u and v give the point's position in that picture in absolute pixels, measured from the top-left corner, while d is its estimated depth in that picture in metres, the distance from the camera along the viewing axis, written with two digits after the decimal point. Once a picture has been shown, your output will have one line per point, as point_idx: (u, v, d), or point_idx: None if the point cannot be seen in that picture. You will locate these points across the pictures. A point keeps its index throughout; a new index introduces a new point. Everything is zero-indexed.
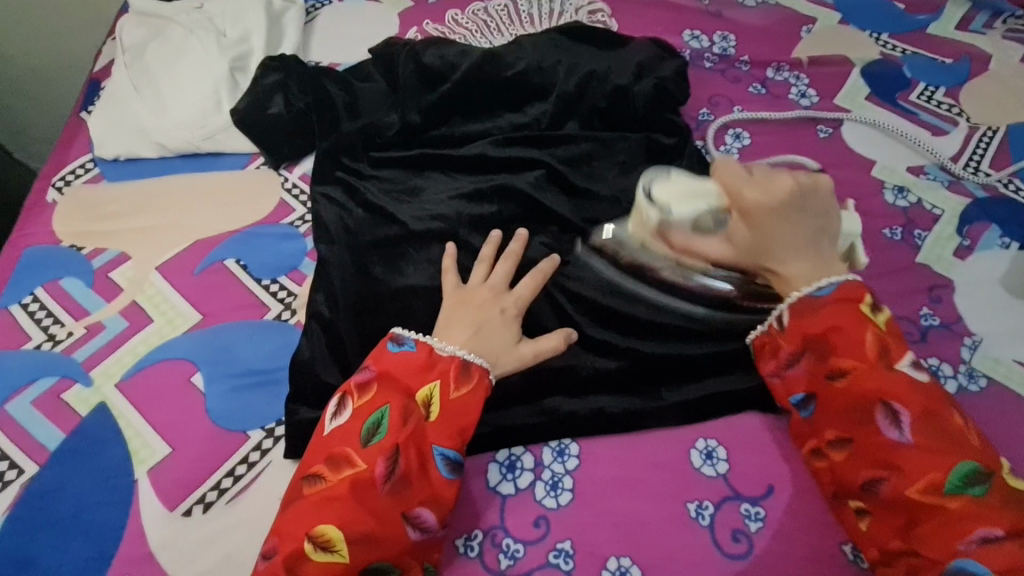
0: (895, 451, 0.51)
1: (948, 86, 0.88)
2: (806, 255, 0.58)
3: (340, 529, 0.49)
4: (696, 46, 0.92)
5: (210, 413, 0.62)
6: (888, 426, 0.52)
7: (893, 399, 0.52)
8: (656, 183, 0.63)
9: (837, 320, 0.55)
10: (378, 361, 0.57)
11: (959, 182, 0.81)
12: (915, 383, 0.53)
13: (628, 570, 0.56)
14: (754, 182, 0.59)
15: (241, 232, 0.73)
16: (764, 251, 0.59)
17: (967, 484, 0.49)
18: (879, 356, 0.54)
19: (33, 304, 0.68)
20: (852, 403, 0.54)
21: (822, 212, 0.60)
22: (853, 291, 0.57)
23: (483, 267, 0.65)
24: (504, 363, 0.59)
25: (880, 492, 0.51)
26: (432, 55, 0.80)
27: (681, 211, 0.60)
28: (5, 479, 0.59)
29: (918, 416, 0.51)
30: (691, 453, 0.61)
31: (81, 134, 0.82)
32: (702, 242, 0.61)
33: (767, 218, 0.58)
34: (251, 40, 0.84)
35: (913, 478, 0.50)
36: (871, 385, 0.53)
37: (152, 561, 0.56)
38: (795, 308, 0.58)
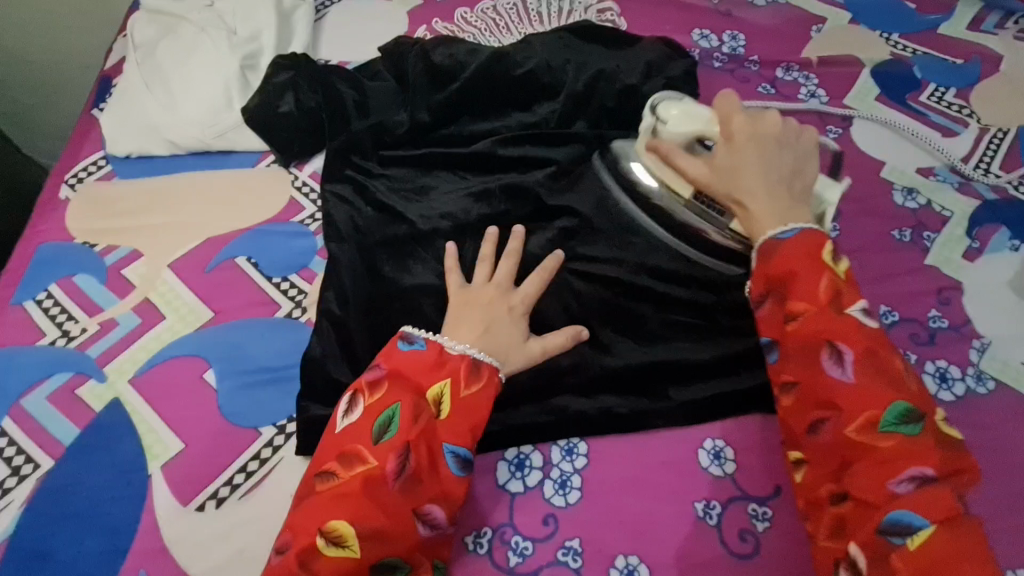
0: (837, 392, 0.49)
1: (959, 87, 0.88)
2: (775, 191, 0.56)
3: (352, 525, 0.49)
4: (705, 46, 0.92)
5: (222, 410, 0.63)
6: (832, 366, 0.49)
7: (839, 339, 0.49)
8: (664, 101, 0.66)
9: (793, 262, 0.52)
10: (388, 358, 0.56)
11: (969, 184, 0.80)
12: (863, 326, 0.50)
13: (635, 568, 0.56)
14: (747, 113, 0.60)
15: (251, 230, 0.74)
16: (737, 174, 0.58)
17: (903, 423, 0.47)
18: (832, 300, 0.51)
19: (47, 300, 0.69)
20: (801, 345, 0.51)
21: (802, 157, 0.59)
22: (812, 240, 0.53)
23: (486, 264, 0.65)
24: (513, 360, 0.60)
25: (823, 436, 0.49)
26: (442, 54, 0.80)
27: (674, 127, 0.63)
28: (22, 473, 0.60)
29: (861, 356, 0.49)
30: (699, 453, 0.61)
31: (93, 131, 0.83)
32: (683, 157, 0.61)
33: (748, 144, 0.58)
34: (262, 38, 0.84)
35: (851, 420, 0.48)
36: (820, 328, 0.50)
37: (166, 555, 0.56)
38: (760, 250, 0.54)
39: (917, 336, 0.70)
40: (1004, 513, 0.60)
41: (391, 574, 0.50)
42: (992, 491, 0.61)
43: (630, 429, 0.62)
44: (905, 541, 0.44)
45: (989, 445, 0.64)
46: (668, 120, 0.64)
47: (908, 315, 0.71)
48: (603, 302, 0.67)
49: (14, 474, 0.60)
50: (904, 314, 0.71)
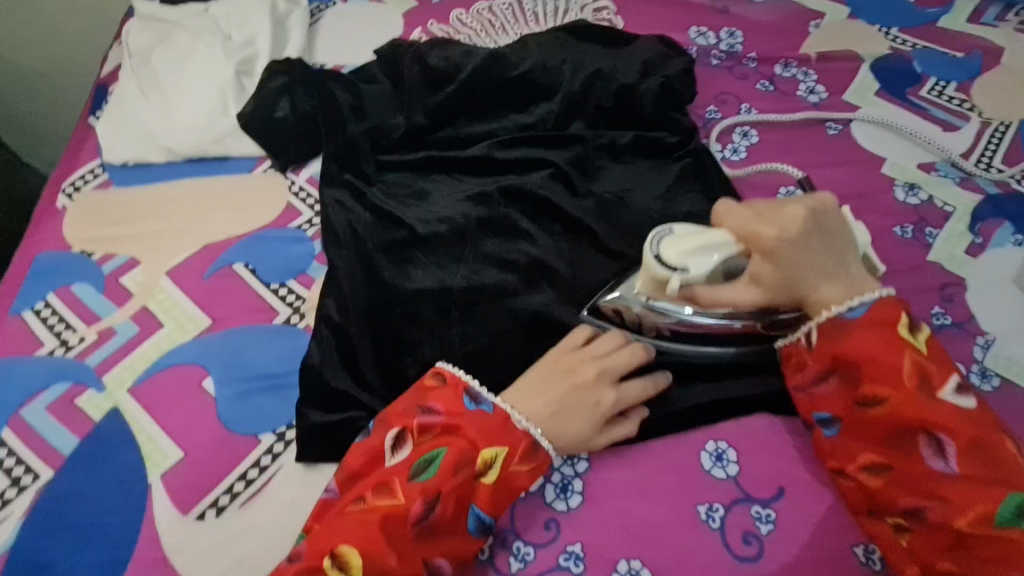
0: (940, 481, 0.50)
1: (959, 81, 0.87)
2: (838, 275, 0.57)
3: (361, 557, 0.49)
4: (702, 43, 0.91)
5: (222, 418, 0.63)
6: (932, 455, 0.50)
7: (940, 429, 0.50)
8: (664, 241, 0.60)
9: (871, 347, 0.54)
10: (448, 407, 0.55)
11: (971, 179, 0.80)
12: (959, 410, 0.51)
13: (638, 572, 0.56)
14: (765, 217, 0.57)
15: (248, 236, 0.73)
16: (793, 284, 0.57)
17: (1021, 517, 0.47)
18: (919, 385, 0.52)
19: (45, 310, 0.69)
20: (894, 429, 0.52)
21: (839, 233, 0.58)
22: (890, 312, 0.55)
23: (612, 345, 0.61)
24: (570, 448, 0.57)
25: (925, 517, 0.50)
26: (437, 56, 0.80)
27: (699, 266, 0.58)
28: (21, 484, 0.60)
29: (965, 447, 0.49)
30: (701, 455, 0.60)
31: (90, 139, 0.83)
32: (730, 291, 0.58)
33: (790, 251, 0.57)
34: (257, 43, 0.84)
35: (961, 509, 0.48)
36: (912, 414, 0.51)
37: (166, 564, 0.56)
38: (824, 333, 0.56)
39: None
40: None
41: None
42: None
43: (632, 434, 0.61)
44: None
45: None
46: (690, 265, 0.58)
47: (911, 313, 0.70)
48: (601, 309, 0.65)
49: (14, 485, 0.60)
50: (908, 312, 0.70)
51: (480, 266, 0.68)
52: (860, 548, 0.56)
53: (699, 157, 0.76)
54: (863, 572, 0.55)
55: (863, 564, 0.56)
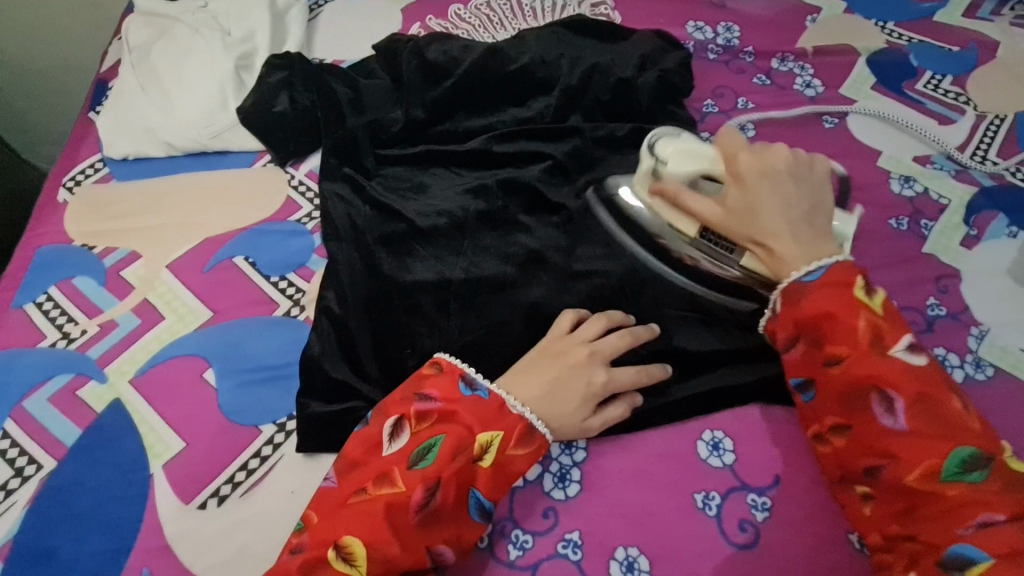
0: (889, 440, 0.47)
1: (955, 74, 0.88)
2: (799, 228, 0.55)
3: (365, 547, 0.49)
4: (699, 38, 0.92)
5: (223, 408, 0.63)
6: (883, 413, 0.48)
7: (889, 386, 0.48)
8: (662, 138, 0.65)
9: (827, 305, 0.51)
10: (444, 393, 0.56)
11: (966, 172, 0.80)
12: (909, 367, 0.48)
13: (636, 559, 0.56)
14: (753, 149, 0.59)
15: (248, 229, 0.74)
16: (753, 216, 0.57)
17: (966, 471, 0.45)
18: (873, 343, 0.49)
19: (47, 303, 0.70)
20: (849, 388, 0.49)
21: (815, 191, 0.58)
22: (843, 274, 0.52)
23: (603, 325, 0.62)
24: (565, 431, 0.58)
25: (881, 478, 0.48)
26: (436, 51, 0.80)
27: (677, 168, 0.63)
28: (25, 474, 0.60)
29: (913, 402, 0.47)
30: (698, 444, 0.61)
31: (90, 134, 0.83)
32: (692, 199, 0.61)
33: (761, 181, 0.57)
34: (256, 38, 0.85)
35: (910, 466, 0.46)
36: (865, 372, 0.49)
37: (169, 553, 0.57)
38: (785, 297, 0.53)
39: (914, 324, 0.70)
40: None
41: None
42: None
43: (630, 424, 0.62)
44: None
45: None
46: (669, 161, 0.64)
47: (907, 304, 0.71)
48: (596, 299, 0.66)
49: (17, 475, 0.60)
50: (903, 303, 0.71)
51: (478, 258, 0.69)
52: (855, 534, 0.57)
53: None
54: (858, 558, 0.56)
55: (857, 551, 0.56)
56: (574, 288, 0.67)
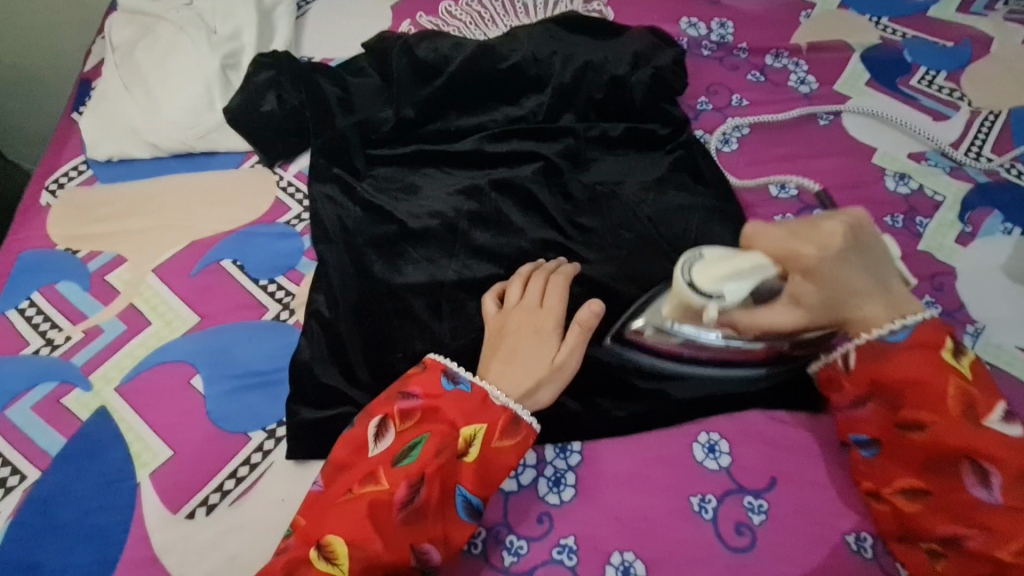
0: (981, 511, 0.48)
1: (949, 70, 0.87)
2: (880, 293, 0.55)
3: (348, 545, 0.48)
4: (693, 34, 0.91)
5: (211, 415, 0.62)
6: (975, 484, 0.48)
7: (984, 458, 0.48)
8: (697, 266, 0.55)
9: (914, 372, 0.51)
10: (426, 389, 0.55)
11: (961, 168, 0.80)
12: (1008, 440, 0.48)
13: (631, 564, 0.56)
14: (803, 235, 0.55)
15: (236, 232, 0.72)
16: (838, 302, 0.54)
17: None
18: (963, 411, 0.50)
19: (30, 309, 0.68)
20: (935, 454, 0.50)
21: (876, 247, 0.56)
22: (929, 332, 0.52)
23: (517, 284, 0.63)
24: (549, 382, 0.57)
25: (964, 547, 0.48)
26: (426, 48, 0.79)
27: (736, 294, 0.53)
28: (8, 485, 0.59)
29: (1013, 478, 0.47)
30: (693, 447, 0.60)
31: (74, 135, 0.81)
32: (769, 313, 0.55)
33: (830, 268, 0.54)
34: (243, 36, 0.83)
35: (1004, 541, 0.47)
36: (953, 442, 0.49)
37: (157, 564, 0.56)
38: (869, 358, 0.54)
39: None
40: None
41: None
42: None
43: (624, 426, 0.61)
44: None
45: None
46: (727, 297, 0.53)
47: None
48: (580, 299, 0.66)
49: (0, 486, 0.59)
50: None
51: (471, 259, 0.68)
52: (852, 536, 0.56)
53: (692, 148, 0.76)
54: (856, 561, 0.56)
55: (855, 552, 0.56)
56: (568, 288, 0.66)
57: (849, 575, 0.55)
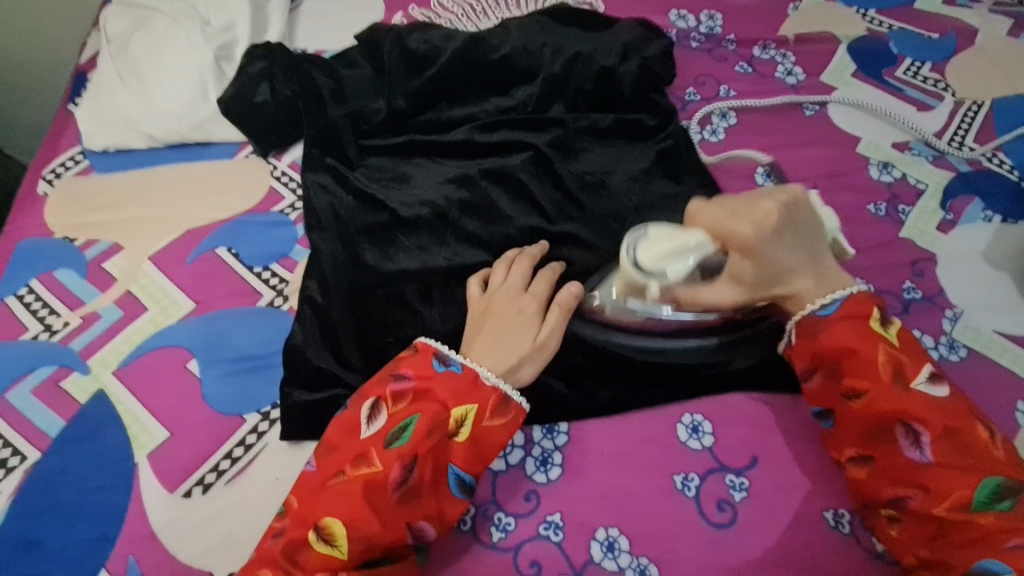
0: (918, 471, 0.51)
1: (934, 61, 0.89)
2: (812, 267, 0.58)
3: (345, 526, 0.50)
4: (682, 26, 0.92)
5: (206, 398, 0.63)
6: (909, 446, 0.52)
7: (914, 419, 0.52)
8: (640, 248, 0.57)
9: (849, 340, 0.55)
10: (418, 371, 0.56)
11: (943, 157, 0.81)
12: (932, 400, 0.53)
13: (616, 539, 0.57)
14: (739, 215, 0.56)
15: (231, 221, 0.74)
16: (772, 279, 0.57)
17: (996, 500, 0.49)
18: (894, 377, 0.54)
19: (28, 296, 0.69)
20: (872, 421, 0.53)
21: (809, 225, 0.58)
22: (862, 307, 0.57)
23: (501, 268, 0.64)
24: (528, 362, 0.58)
25: (907, 507, 0.51)
26: (418, 40, 0.80)
27: (677, 272, 0.56)
28: (8, 466, 0.60)
29: (939, 435, 0.51)
30: (677, 428, 0.62)
31: (70, 126, 0.82)
32: (709, 291, 0.57)
33: (766, 248, 0.55)
34: (237, 28, 0.84)
35: (940, 497, 0.50)
36: (887, 405, 0.53)
37: (154, 540, 0.57)
38: (807, 329, 0.58)
39: (891, 308, 0.71)
40: None
41: None
42: None
43: (609, 408, 0.63)
44: None
45: None
46: (669, 271, 0.56)
47: (883, 288, 0.72)
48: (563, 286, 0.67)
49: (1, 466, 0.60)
50: (880, 287, 0.72)
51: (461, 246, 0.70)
52: (830, 512, 0.58)
53: (679, 138, 0.77)
54: (833, 535, 0.57)
55: (832, 527, 0.58)
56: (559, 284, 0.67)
57: (825, 548, 0.57)
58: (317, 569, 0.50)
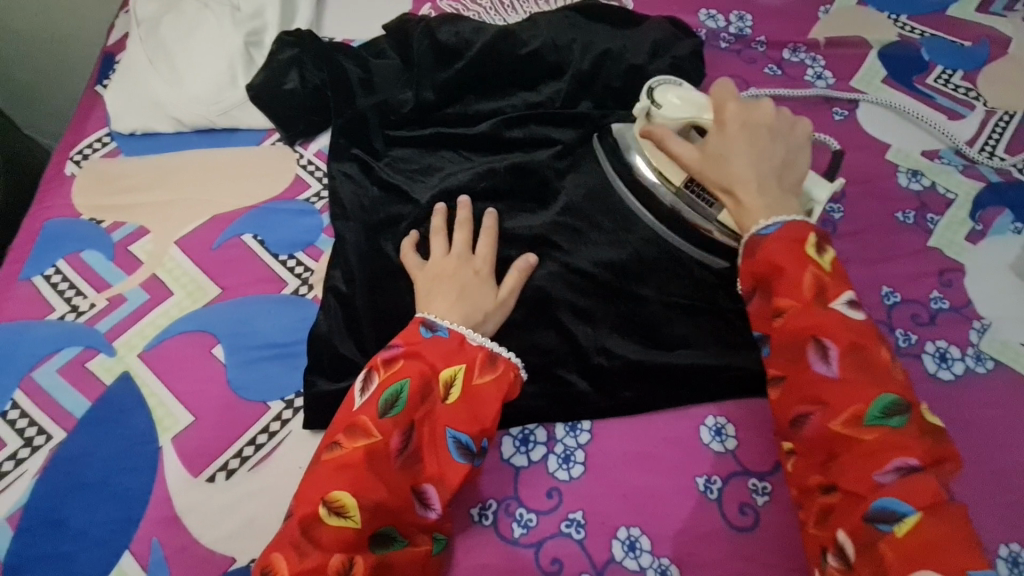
0: (821, 387, 0.49)
1: (966, 70, 0.88)
2: (767, 182, 0.56)
3: (354, 496, 0.49)
4: (711, 26, 0.91)
5: (231, 384, 0.64)
6: (817, 361, 0.50)
7: (825, 334, 0.50)
8: (659, 83, 0.65)
9: (778, 257, 0.53)
10: (406, 338, 0.56)
11: (974, 167, 0.80)
12: (848, 321, 0.50)
13: (637, 539, 0.57)
14: (741, 102, 0.60)
15: (257, 208, 0.74)
16: (727, 163, 0.57)
17: (888, 416, 0.47)
18: (815, 295, 0.51)
19: (55, 276, 0.70)
20: (788, 338, 0.51)
21: (791, 151, 0.59)
22: (799, 229, 0.53)
23: (442, 239, 0.66)
24: (491, 317, 0.62)
25: (807, 429, 0.50)
26: (447, 32, 0.79)
27: (670, 112, 0.63)
28: (34, 445, 0.61)
29: (846, 350, 0.49)
30: (701, 430, 0.62)
31: (98, 107, 0.82)
32: (676, 140, 0.60)
33: (739, 133, 0.58)
34: (265, 14, 0.84)
35: (836, 413, 0.49)
36: (803, 322, 0.51)
37: (178, 523, 0.57)
38: (745, 246, 0.55)
39: (918, 317, 0.70)
40: (1002, 488, 0.61)
41: (387, 546, 0.51)
42: (986, 471, 0.62)
43: (632, 407, 0.63)
44: (890, 528, 0.44)
45: (984, 425, 0.64)
46: (664, 104, 0.63)
47: (910, 297, 0.71)
48: (586, 300, 0.67)
49: (27, 445, 0.61)
50: (906, 296, 0.72)
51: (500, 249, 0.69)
52: None
53: None
54: None
55: None
56: (584, 292, 0.67)
57: None
58: (334, 546, 0.48)
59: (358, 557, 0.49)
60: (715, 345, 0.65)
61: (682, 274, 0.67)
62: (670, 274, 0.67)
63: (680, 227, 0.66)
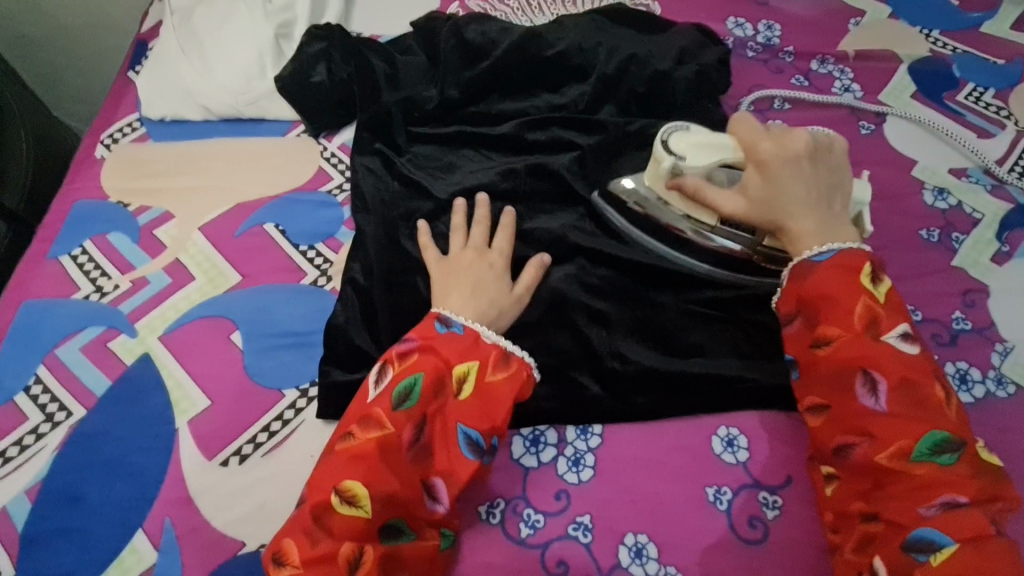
0: (870, 418, 0.49)
1: (998, 88, 0.86)
2: (821, 211, 0.57)
3: (365, 487, 0.50)
4: (739, 34, 0.91)
5: (248, 370, 0.64)
6: (864, 393, 0.50)
7: (874, 367, 0.50)
8: (673, 134, 0.63)
9: (829, 287, 0.53)
10: (421, 332, 0.57)
11: (1002, 187, 0.79)
12: (900, 355, 0.50)
13: (644, 546, 0.57)
14: (770, 136, 0.60)
15: (279, 198, 0.75)
16: (777, 205, 0.57)
17: (937, 452, 0.47)
18: (867, 328, 0.51)
19: (81, 256, 0.71)
20: (833, 368, 0.52)
21: (835, 173, 0.59)
22: (852, 259, 0.54)
23: (460, 234, 0.67)
24: (505, 309, 0.62)
25: (852, 457, 0.50)
26: (475, 31, 0.79)
27: (695, 161, 0.61)
28: (55, 420, 0.62)
29: (896, 385, 0.49)
30: (712, 440, 0.61)
31: (129, 93, 0.84)
32: (713, 190, 0.60)
33: (783, 170, 0.58)
34: (296, 7, 0.85)
35: (883, 445, 0.48)
36: (851, 354, 0.51)
37: (191, 505, 0.58)
38: (792, 272, 0.56)
39: (938, 337, 0.69)
40: None
41: (396, 539, 0.52)
42: None
43: (645, 413, 0.62)
44: (927, 558, 0.45)
45: (1004, 450, 0.63)
46: (687, 156, 0.61)
47: (932, 317, 0.70)
48: (603, 305, 0.66)
49: (47, 420, 0.62)
50: (928, 315, 0.71)
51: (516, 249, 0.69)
52: None
53: None
54: None
55: None
56: (601, 294, 0.67)
57: None
58: (345, 534, 0.49)
59: (368, 546, 0.49)
60: (728, 356, 0.64)
61: (701, 282, 0.67)
62: (688, 282, 0.67)
63: (703, 248, 0.67)
